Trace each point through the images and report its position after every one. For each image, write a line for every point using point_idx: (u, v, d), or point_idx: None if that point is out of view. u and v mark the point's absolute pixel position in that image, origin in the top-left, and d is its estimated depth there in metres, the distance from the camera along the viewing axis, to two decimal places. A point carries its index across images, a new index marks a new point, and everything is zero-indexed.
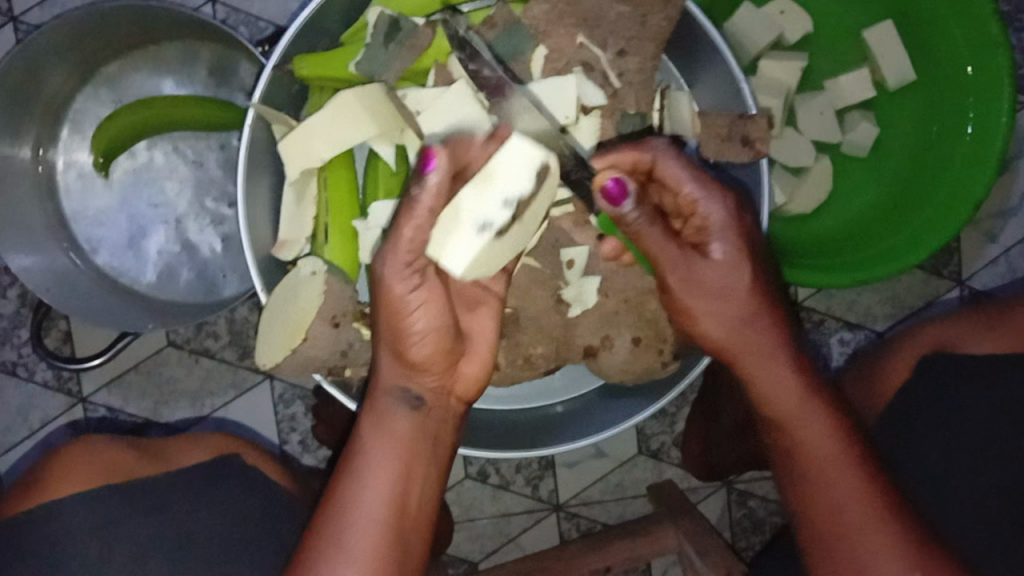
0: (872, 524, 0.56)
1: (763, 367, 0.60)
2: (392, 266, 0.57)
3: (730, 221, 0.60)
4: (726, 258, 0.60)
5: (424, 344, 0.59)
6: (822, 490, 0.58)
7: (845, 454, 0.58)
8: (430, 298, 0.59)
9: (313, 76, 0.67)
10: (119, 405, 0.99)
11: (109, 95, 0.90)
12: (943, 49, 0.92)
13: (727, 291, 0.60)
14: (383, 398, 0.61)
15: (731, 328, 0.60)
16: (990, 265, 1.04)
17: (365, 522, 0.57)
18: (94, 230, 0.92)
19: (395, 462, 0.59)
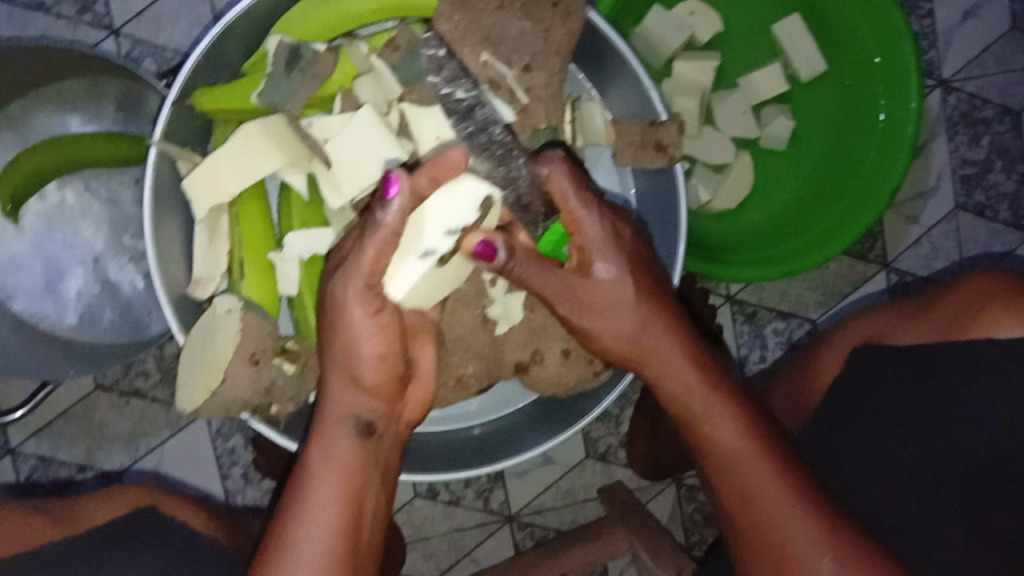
0: (795, 512, 0.56)
1: (667, 372, 0.62)
2: (339, 291, 0.57)
3: (610, 239, 0.63)
4: (613, 273, 0.62)
5: (375, 365, 0.58)
6: (740, 482, 0.59)
7: (757, 447, 0.59)
8: (383, 327, 0.59)
9: (216, 108, 0.64)
10: (50, 453, 0.96)
11: (13, 137, 0.86)
12: (850, 40, 0.94)
13: (618, 306, 0.62)
14: (335, 427, 0.57)
15: (628, 340, 0.63)
16: (912, 246, 1.07)
17: (315, 555, 0.52)
18: (8, 277, 0.88)
19: (343, 493, 0.55)
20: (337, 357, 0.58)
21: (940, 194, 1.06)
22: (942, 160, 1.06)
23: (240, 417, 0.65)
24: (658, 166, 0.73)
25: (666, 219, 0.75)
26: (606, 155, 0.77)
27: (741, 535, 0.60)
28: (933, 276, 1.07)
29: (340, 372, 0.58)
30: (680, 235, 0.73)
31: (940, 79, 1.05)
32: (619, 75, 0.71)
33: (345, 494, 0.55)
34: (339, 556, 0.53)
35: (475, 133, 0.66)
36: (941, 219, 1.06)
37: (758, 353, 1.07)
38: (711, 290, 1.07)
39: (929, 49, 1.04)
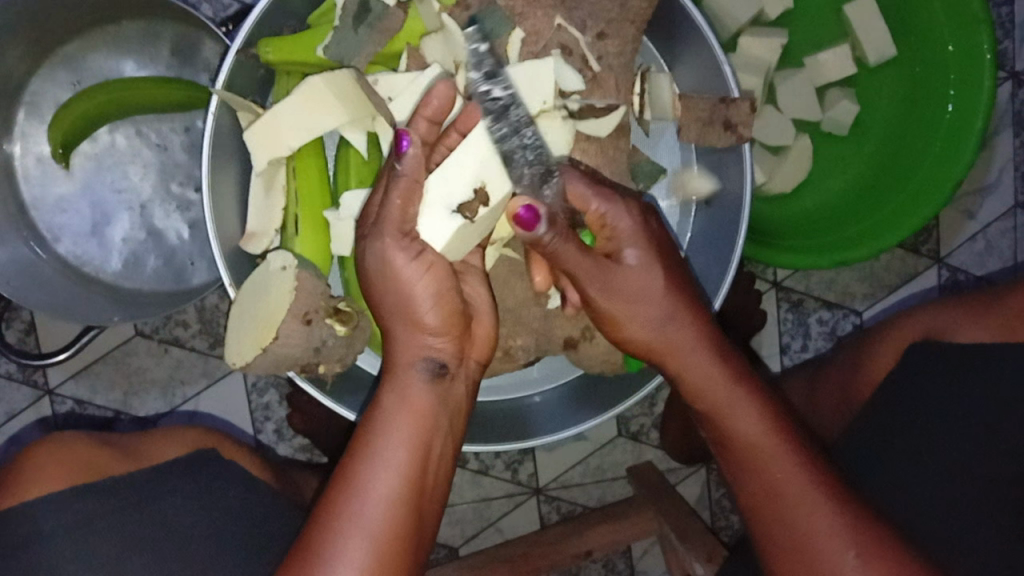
0: (821, 501, 0.55)
1: (697, 363, 0.60)
2: (376, 250, 0.56)
3: (639, 227, 0.60)
4: (641, 266, 0.59)
5: (433, 305, 0.57)
6: (761, 474, 0.57)
7: (781, 442, 0.58)
8: (431, 267, 0.57)
9: (280, 61, 0.65)
10: (87, 397, 0.96)
11: (67, 76, 0.85)
12: (925, 25, 0.90)
13: (653, 299, 0.60)
14: (406, 372, 0.57)
15: (656, 329, 0.60)
16: (966, 243, 1.04)
17: (376, 500, 0.53)
18: (55, 217, 0.88)
19: (414, 433, 0.55)
20: (389, 303, 0.57)
21: (1000, 192, 1.03)
22: (1005, 156, 1.02)
23: (288, 372, 0.65)
24: (726, 145, 0.72)
25: (731, 198, 0.73)
26: (671, 130, 0.75)
27: (756, 528, 0.58)
28: (983, 275, 1.04)
29: (398, 324, 0.57)
30: (744, 215, 0.72)
31: (1012, 71, 1.01)
32: (692, 48, 0.70)
33: (413, 437, 0.55)
34: (405, 495, 0.54)
35: (508, 135, 0.62)
36: (998, 217, 1.03)
37: (799, 342, 1.05)
38: (758, 274, 1.03)
39: (1004, 39, 1.00)
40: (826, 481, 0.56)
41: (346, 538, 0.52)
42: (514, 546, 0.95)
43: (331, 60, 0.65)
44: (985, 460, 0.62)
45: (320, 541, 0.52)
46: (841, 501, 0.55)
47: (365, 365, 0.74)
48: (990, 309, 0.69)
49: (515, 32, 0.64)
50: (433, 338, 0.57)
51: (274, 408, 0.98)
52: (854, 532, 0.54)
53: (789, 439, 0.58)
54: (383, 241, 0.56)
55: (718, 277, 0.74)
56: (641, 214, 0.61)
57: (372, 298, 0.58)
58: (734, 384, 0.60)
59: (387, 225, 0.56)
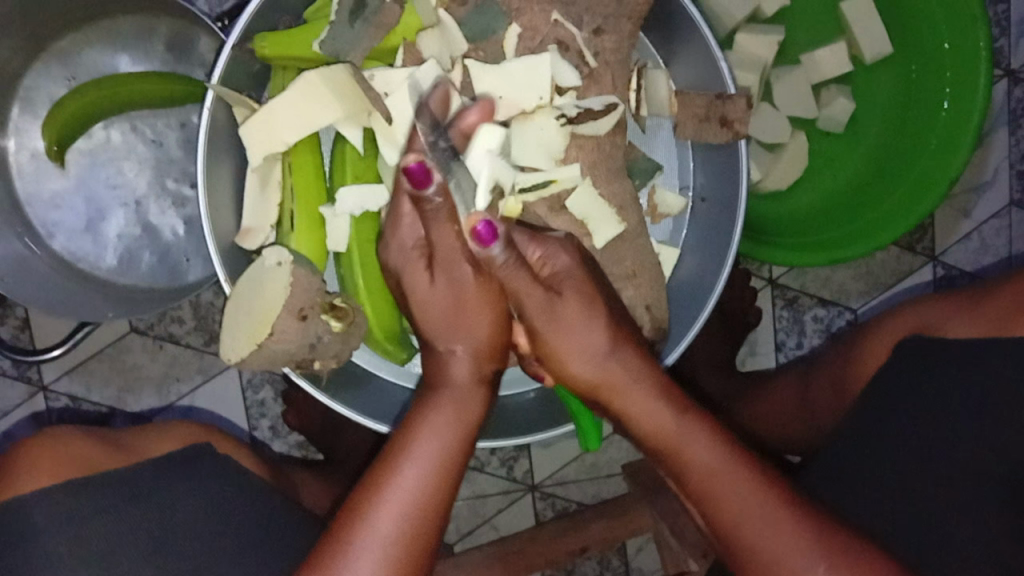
0: (791, 521, 0.54)
1: (640, 400, 0.59)
2: (451, 274, 0.60)
3: (572, 265, 0.61)
4: (576, 296, 0.59)
5: (490, 318, 0.60)
6: (722, 505, 0.56)
7: (737, 468, 0.56)
8: (495, 288, 0.61)
9: (275, 56, 0.64)
10: (82, 393, 0.96)
11: (62, 72, 0.85)
12: (921, 23, 0.90)
13: (583, 329, 0.59)
14: (471, 384, 0.59)
15: (598, 363, 0.59)
16: (962, 241, 1.04)
17: (415, 492, 0.53)
18: (49, 214, 0.87)
19: (462, 430, 0.57)
20: (450, 320, 0.60)
21: (995, 189, 1.03)
22: (1001, 154, 1.02)
23: (284, 369, 0.65)
24: (722, 142, 0.72)
25: (727, 195, 0.73)
26: (666, 126, 0.75)
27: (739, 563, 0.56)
28: (979, 273, 1.04)
29: (455, 331, 0.60)
30: (740, 213, 0.72)
31: (1008, 69, 1.01)
32: (689, 45, 0.70)
33: (462, 440, 0.57)
34: (446, 492, 0.55)
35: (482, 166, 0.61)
36: (994, 215, 1.03)
37: (795, 339, 1.05)
38: (753, 272, 1.03)
39: (1000, 37, 1.00)
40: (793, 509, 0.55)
41: (377, 526, 0.52)
42: (510, 542, 0.94)
43: (326, 56, 0.64)
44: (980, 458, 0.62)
45: (353, 527, 0.52)
46: (812, 521, 0.55)
47: (359, 360, 0.73)
48: (981, 305, 0.68)
49: (511, 27, 0.64)
50: (479, 347, 0.60)
51: (269, 405, 0.98)
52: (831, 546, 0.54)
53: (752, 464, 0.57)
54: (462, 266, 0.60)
55: (712, 275, 0.74)
56: (573, 252, 0.63)
57: (425, 311, 0.61)
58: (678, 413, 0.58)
59: (447, 250, 0.59)
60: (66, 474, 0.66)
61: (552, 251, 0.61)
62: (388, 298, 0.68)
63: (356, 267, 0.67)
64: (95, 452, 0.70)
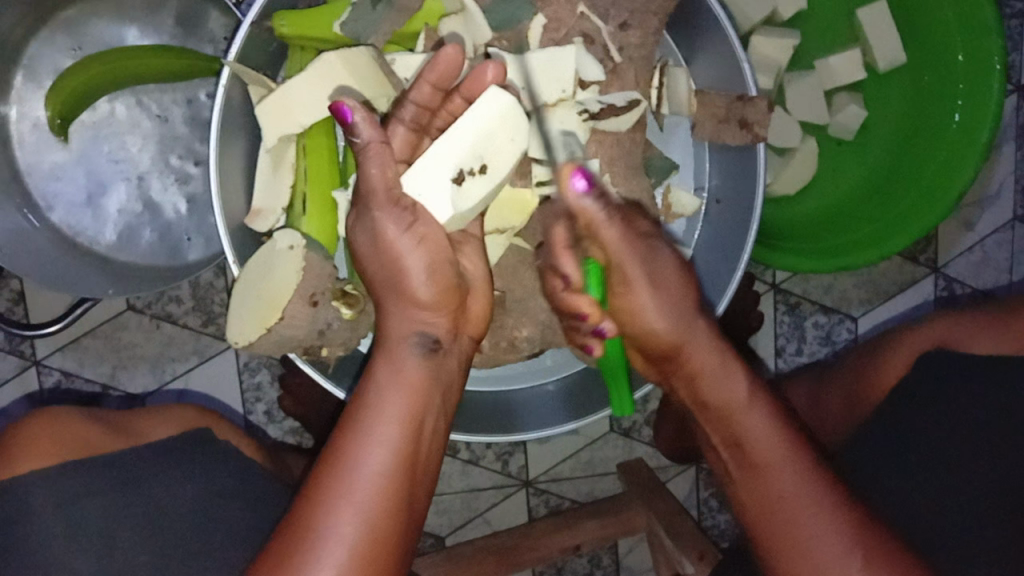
0: (820, 504, 0.51)
1: (711, 359, 0.56)
2: (368, 224, 0.57)
3: (630, 229, 0.57)
4: (671, 260, 0.58)
5: (428, 279, 0.57)
6: (763, 486, 0.53)
7: (784, 443, 0.53)
8: (425, 239, 0.58)
9: (295, 35, 0.63)
10: (75, 369, 0.94)
11: (68, 41, 0.83)
12: (937, 33, 0.90)
13: (673, 294, 0.57)
14: (398, 348, 0.56)
15: (680, 322, 0.56)
16: (964, 253, 1.04)
17: (373, 475, 0.51)
18: (50, 185, 0.86)
19: (410, 411, 0.54)
20: (386, 276, 0.57)
21: (1000, 204, 1.03)
22: (1008, 168, 1.02)
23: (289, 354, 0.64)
24: (741, 144, 0.71)
25: (742, 198, 0.73)
26: (685, 126, 0.75)
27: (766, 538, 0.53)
28: (980, 285, 1.04)
29: (394, 296, 0.58)
30: (755, 216, 0.71)
31: (1019, 84, 1.01)
32: (712, 44, 0.69)
33: (407, 413, 0.54)
34: (400, 471, 0.52)
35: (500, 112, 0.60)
36: (997, 229, 1.03)
37: (794, 345, 1.04)
38: (757, 275, 1.02)
39: (1013, 51, 1.00)
40: (837, 491, 0.52)
41: (338, 514, 0.50)
42: (502, 536, 0.94)
43: (347, 38, 0.63)
44: None
45: (312, 519, 0.50)
46: (844, 509, 0.51)
47: (365, 349, 0.72)
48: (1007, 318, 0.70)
49: (537, 17, 0.64)
50: (426, 311, 0.58)
51: (265, 389, 0.96)
52: (858, 528, 0.50)
53: (796, 440, 0.54)
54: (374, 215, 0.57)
55: (724, 278, 0.73)
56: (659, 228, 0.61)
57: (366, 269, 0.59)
58: (734, 378, 0.56)
59: (375, 195, 0.57)
60: (65, 454, 0.67)
61: (628, 214, 0.59)
62: None
63: None
64: (96, 432, 0.70)
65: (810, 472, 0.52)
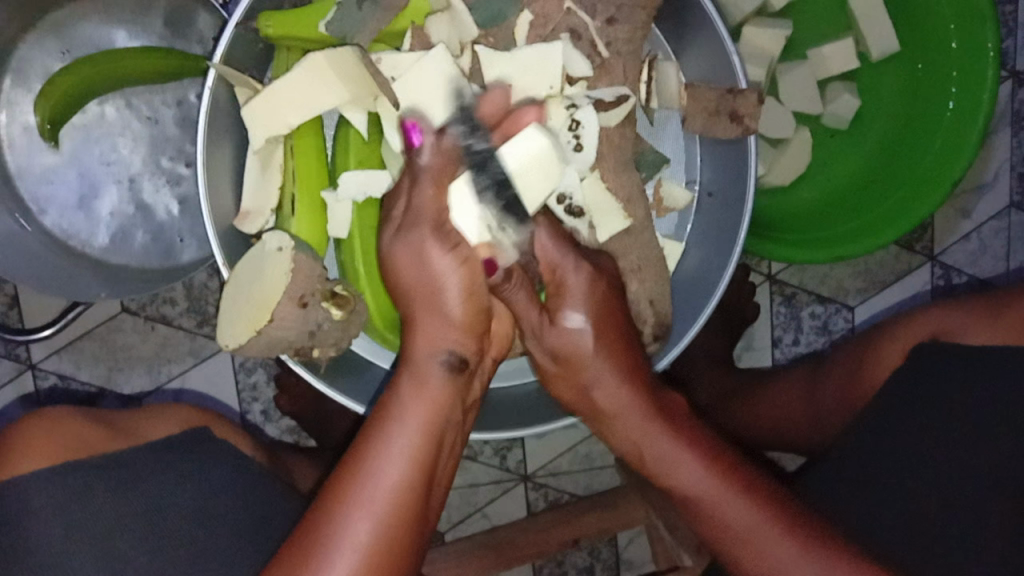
0: (772, 537, 0.56)
1: (639, 426, 0.60)
2: (411, 241, 0.55)
3: (585, 285, 0.60)
4: (586, 329, 0.60)
5: (461, 299, 0.56)
6: (722, 531, 0.58)
7: (729, 491, 0.58)
8: (466, 261, 0.56)
9: (280, 36, 0.63)
10: (71, 372, 0.94)
11: (56, 44, 0.83)
12: (930, 21, 0.89)
13: (590, 361, 0.60)
14: (426, 365, 0.56)
15: (608, 392, 0.60)
16: (960, 241, 1.03)
17: (386, 488, 0.52)
18: (41, 189, 0.86)
19: (428, 425, 0.54)
20: (418, 292, 0.56)
21: (995, 191, 1.03)
22: (1003, 155, 1.02)
23: (280, 355, 0.64)
24: (732, 136, 0.71)
25: (735, 191, 0.72)
26: (676, 119, 0.74)
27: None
28: (976, 273, 1.04)
29: (424, 312, 0.56)
30: (747, 210, 0.71)
31: (1013, 70, 1.00)
32: (702, 36, 0.69)
33: (425, 430, 0.54)
34: (414, 487, 0.53)
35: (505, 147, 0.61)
36: (993, 216, 1.03)
37: (791, 335, 1.04)
38: (752, 267, 1.02)
39: (1007, 37, 0.99)
40: (794, 530, 0.56)
41: (352, 523, 0.51)
42: (501, 531, 0.94)
43: (333, 37, 0.63)
44: (985, 471, 0.63)
45: (327, 527, 0.51)
46: (793, 538, 0.56)
47: (358, 348, 0.72)
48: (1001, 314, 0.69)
49: (525, 14, 0.64)
50: (458, 332, 0.56)
51: (261, 389, 0.96)
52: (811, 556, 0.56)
53: (747, 485, 0.58)
54: (421, 232, 0.56)
55: (717, 271, 0.73)
56: (597, 276, 0.62)
57: (395, 283, 0.57)
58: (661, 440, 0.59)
59: (418, 216, 0.56)
60: (64, 454, 0.66)
61: (589, 277, 0.61)
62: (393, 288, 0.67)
63: (356, 252, 0.66)
64: (95, 432, 0.70)
65: (760, 505, 0.57)
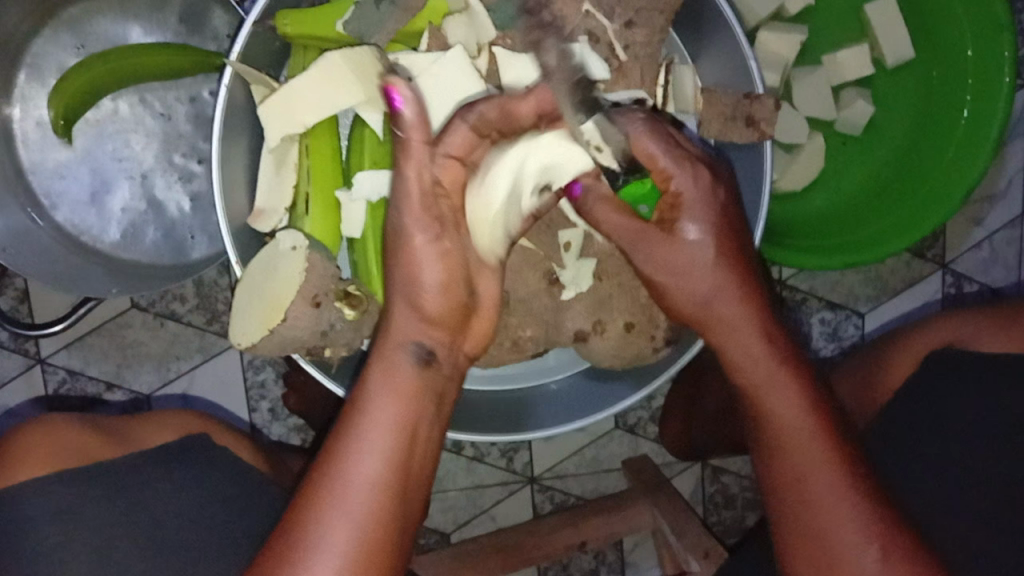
0: (834, 480, 0.55)
1: (748, 342, 0.58)
2: (396, 223, 0.54)
3: (705, 196, 0.58)
4: (704, 239, 0.58)
5: (435, 289, 0.54)
6: (784, 464, 0.57)
7: (812, 424, 0.57)
8: (445, 252, 0.54)
9: (298, 34, 0.63)
10: (80, 368, 0.94)
11: (71, 39, 0.83)
12: (946, 28, 0.89)
13: (703, 271, 0.58)
14: (392, 355, 0.54)
15: (709, 303, 0.58)
16: (972, 250, 1.03)
17: (361, 487, 0.52)
18: (53, 184, 0.86)
19: (400, 423, 0.53)
20: (399, 279, 0.54)
21: (1008, 200, 1.02)
22: (1016, 164, 1.01)
23: (292, 354, 0.64)
24: (747, 141, 0.71)
25: (749, 196, 0.72)
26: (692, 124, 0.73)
27: (791, 517, 0.57)
28: (987, 282, 1.04)
29: (398, 295, 0.55)
30: (761, 215, 0.70)
31: None
32: (718, 40, 0.69)
33: (397, 425, 0.53)
34: (386, 486, 0.52)
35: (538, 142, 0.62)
36: (1005, 225, 1.03)
37: (801, 341, 1.04)
38: (763, 272, 1.01)
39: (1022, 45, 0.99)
40: (854, 481, 0.55)
41: (327, 526, 0.51)
42: (508, 533, 0.94)
43: (349, 36, 0.63)
44: None
45: (305, 525, 0.51)
46: (853, 500, 0.55)
47: None
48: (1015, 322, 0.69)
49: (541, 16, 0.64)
50: (431, 321, 0.55)
51: (270, 386, 0.96)
52: (869, 528, 0.55)
53: (823, 421, 0.57)
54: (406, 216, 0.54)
55: None
56: (713, 184, 0.58)
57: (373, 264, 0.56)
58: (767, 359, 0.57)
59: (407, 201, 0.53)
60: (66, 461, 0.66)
61: (708, 179, 0.58)
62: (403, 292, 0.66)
63: (369, 252, 0.65)
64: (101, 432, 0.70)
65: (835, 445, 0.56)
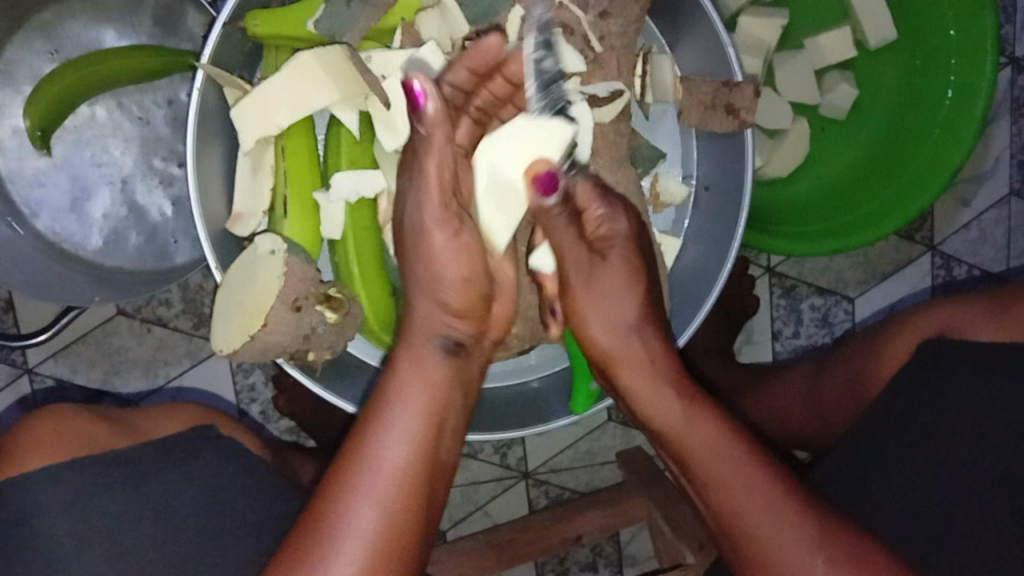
0: (770, 498, 0.51)
1: (654, 376, 0.56)
2: (418, 217, 0.57)
3: (629, 234, 0.60)
4: (624, 265, 0.58)
5: (463, 278, 0.56)
6: (715, 491, 0.53)
7: (739, 453, 0.53)
8: (466, 248, 0.57)
9: (269, 35, 0.62)
10: (68, 376, 0.94)
11: (45, 45, 0.82)
12: (928, 7, 0.88)
13: (612, 294, 0.58)
14: (424, 344, 0.55)
15: (617, 336, 0.57)
16: (961, 231, 1.03)
17: (388, 470, 0.50)
18: (34, 192, 0.85)
19: (429, 404, 0.53)
20: (418, 277, 0.57)
21: (995, 179, 1.02)
22: (1002, 143, 1.01)
23: (275, 359, 0.63)
24: (728, 131, 0.70)
25: (731, 186, 0.72)
26: (671, 113, 0.74)
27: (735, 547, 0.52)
28: (976, 262, 1.03)
29: (426, 288, 0.57)
30: (744, 205, 0.70)
31: (1012, 57, 0.99)
32: (696, 29, 0.68)
33: (423, 408, 0.52)
34: (416, 463, 0.50)
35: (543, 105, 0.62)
36: (993, 204, 1.02)
37: (791, 328, 1.03)
38: (751, 260, 1.01)
39: (1005, 23, 0.98)
40: (794, 498, 0.51)
41: (355, 522, 0.48)
42: (503, 528, 0.93)
43: (322, 36, 0.63)
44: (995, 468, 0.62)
45: (329, 523, 0.49)
46: (807, 516, 0.50)
47: (356, 352, 0.72)
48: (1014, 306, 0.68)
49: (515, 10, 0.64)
50: (455, 312, 0.56)
51: (259, 390, 0.96)
52: (822, 538, 0.50)
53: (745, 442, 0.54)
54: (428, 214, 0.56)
55: (716, 267, 0.72)
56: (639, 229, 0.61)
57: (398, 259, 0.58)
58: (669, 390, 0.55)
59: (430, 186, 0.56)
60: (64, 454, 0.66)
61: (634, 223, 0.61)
62: (384, 289, 0.66)
63: (348, 253, 0.64)
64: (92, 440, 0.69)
65: (765, 470, 0.52)
